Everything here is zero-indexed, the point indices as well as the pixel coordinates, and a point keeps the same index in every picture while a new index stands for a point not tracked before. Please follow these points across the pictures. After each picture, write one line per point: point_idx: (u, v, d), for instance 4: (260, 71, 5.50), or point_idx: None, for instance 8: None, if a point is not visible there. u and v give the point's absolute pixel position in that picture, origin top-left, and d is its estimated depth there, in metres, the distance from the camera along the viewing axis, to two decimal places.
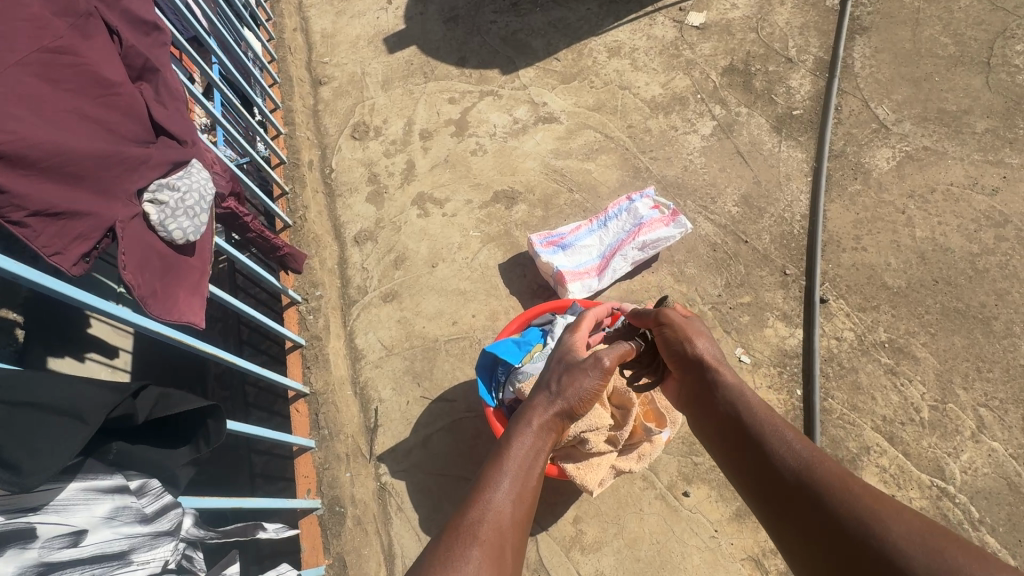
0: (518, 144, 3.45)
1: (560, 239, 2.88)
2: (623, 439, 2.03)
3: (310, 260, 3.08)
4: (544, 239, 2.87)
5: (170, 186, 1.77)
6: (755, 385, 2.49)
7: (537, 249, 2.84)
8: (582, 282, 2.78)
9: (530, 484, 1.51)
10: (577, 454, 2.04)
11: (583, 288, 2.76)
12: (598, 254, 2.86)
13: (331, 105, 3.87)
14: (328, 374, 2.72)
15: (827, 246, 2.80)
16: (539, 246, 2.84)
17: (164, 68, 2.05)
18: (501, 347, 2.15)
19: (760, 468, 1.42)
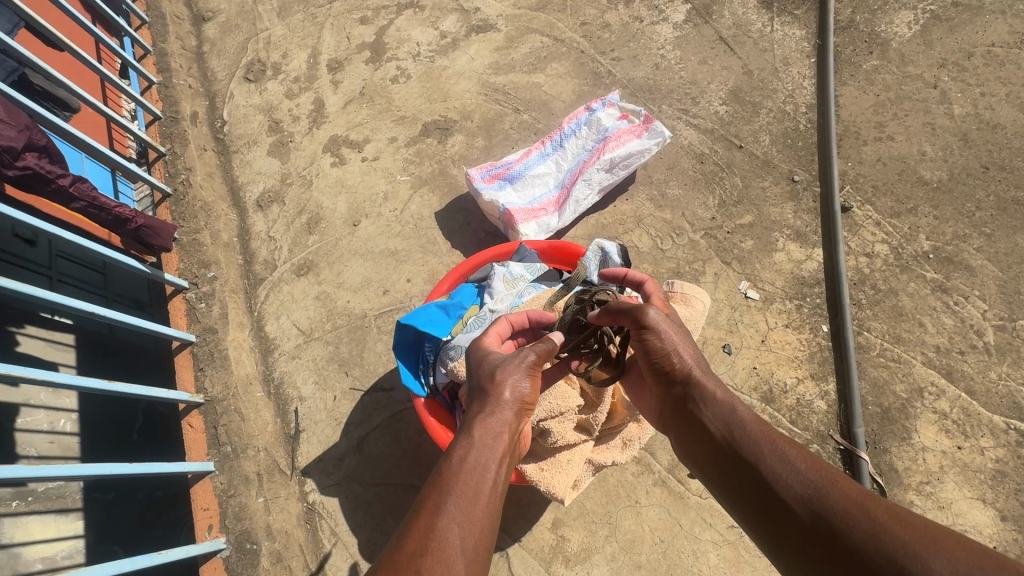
0: (448, 64, 2.77)
1: (505, 170, 2.25)
2: (600, 423, 1.51)
3: (198, 234, 2.42)
4: (486, 172, 2.25)
5: None
6: (768, 326, 1.94)
7: (478, 185, 2.21)
8: (539, 220, 2.17)
9: (481, 504, 1.04)
10: (540, 450, 1.54)
11: (539, 228, 2.15)
12: (556, 184, 2.25)
13: (218, 45, 3.13)
14: (228, 375, 2.12)
15: (843, 139, 2.19)
16: (479, 181, 2.22)
17: None
18: (423, 317, 1.56)
19: (758, 495, 1.04)
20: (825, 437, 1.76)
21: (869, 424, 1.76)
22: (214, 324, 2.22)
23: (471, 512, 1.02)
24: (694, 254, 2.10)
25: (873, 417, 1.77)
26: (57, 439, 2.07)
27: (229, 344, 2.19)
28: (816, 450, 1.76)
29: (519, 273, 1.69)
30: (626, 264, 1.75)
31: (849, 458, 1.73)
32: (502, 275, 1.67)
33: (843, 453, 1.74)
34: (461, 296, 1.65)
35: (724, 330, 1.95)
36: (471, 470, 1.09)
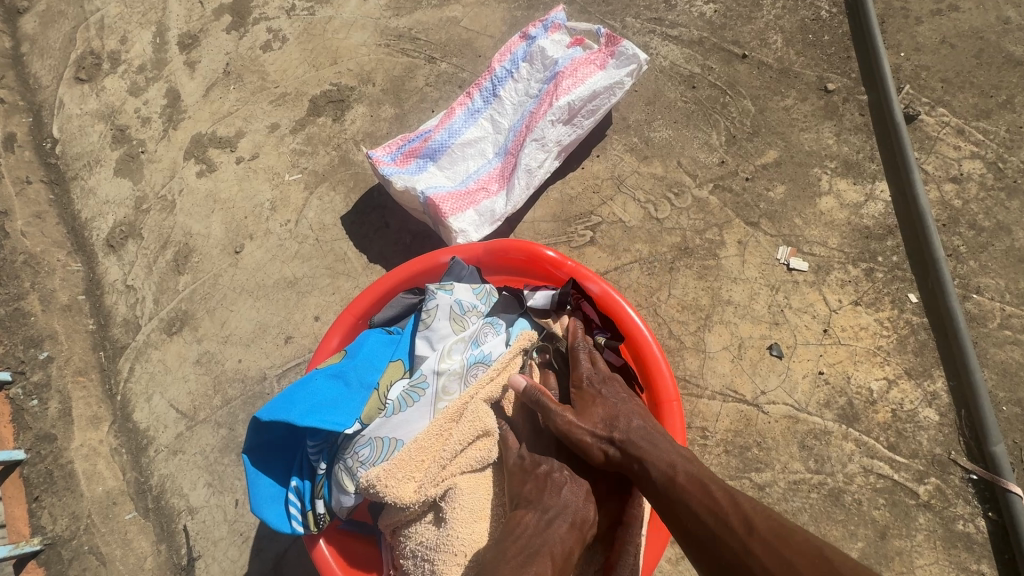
0: (332, 12, 2.04)
1: (426, 142, 1.60)
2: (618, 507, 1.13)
3: (22, 301, 1.74)
4: (400, 152, 1.60)
5: None
6: (830, 308, 1.33)
7: (388, 169, 1.56)
8: (476, 206, 1.50)
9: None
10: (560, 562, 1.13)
11: (480, 219, 1.49)
12: (498, 151, 1.58)
13: (38, 39, 2.36)
14: (77, 501, 1.49)
15: (889, 20, 1.54)
16: (390, 164, 1.58)
17: None
18: (309, 406, 1.04)
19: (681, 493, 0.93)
20: (946, 464, 1.20)
21: (1008, 433, 1.19)
22: (51, 428, 1.57)
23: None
24: (704, 218, 1.48)
25: (1012, 423, 1.20)
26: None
27: (76, 455, 1.55)
28: (936, 486, 1.19)
29: (470, 304, 1.23)
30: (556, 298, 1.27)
31: (989, 491, 1.17)
32: (447, 310, 1.19)
33: (979, 485, 1.17)
34: (368, 357, 1.16)
35: (766, 323, 1.35)
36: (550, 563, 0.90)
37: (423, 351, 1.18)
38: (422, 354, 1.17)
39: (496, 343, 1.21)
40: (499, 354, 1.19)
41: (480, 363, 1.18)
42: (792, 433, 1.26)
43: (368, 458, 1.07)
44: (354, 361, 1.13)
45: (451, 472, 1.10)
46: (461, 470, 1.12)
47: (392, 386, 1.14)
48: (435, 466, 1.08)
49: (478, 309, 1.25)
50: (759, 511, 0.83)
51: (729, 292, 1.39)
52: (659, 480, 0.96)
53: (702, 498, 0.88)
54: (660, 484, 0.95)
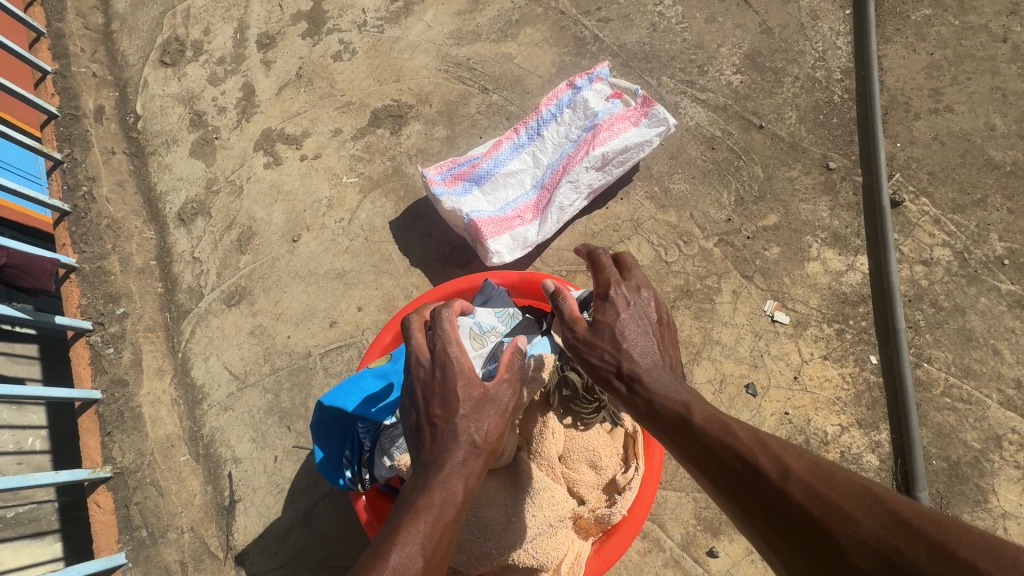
0: (400, 33, 2.27)
1: (474, 166, 1.83)
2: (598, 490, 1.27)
3: (104, 261, 1.99)
4: (451, 172, 1.83)
5: None
6: (802, 359, 1.56)
7: (439, 186, 1.80)
8: (511, 231, 1.74)
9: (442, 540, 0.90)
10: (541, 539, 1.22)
11: (513, 243, 1.73)
12: (536, 184, 1.81)
13: (128, 20, 2.58)
14: (142, 439, 1.75)
15: (890, 114, 1.76)
16: (441, 182, 1.81)
17: None
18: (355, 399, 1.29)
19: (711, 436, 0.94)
20: None
21: (935, 484, 1.42)
22: (124, 375, 1.82)
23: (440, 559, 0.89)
24: (706, 266, 1.70)
25: (938, 475, 1.43)
26: (26, 459, 2.01)
27: (144, 400, 1.80)
28: None
29: (490, 325, 1.41)
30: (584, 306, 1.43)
31: None
32: (467, 330, 1.37)
33: None
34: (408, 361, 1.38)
35: (747, 365, 1.58)
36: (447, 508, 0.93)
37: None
38: None
39: None
40: None
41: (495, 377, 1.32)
42: None
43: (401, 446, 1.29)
44: (396, 364, 1.36)
45: None
46: None
47: None
48: None
49: (497, 330, 1.42)
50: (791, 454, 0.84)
51: (719, 333, 1.62)
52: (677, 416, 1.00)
53: (725, 436, 0.92)
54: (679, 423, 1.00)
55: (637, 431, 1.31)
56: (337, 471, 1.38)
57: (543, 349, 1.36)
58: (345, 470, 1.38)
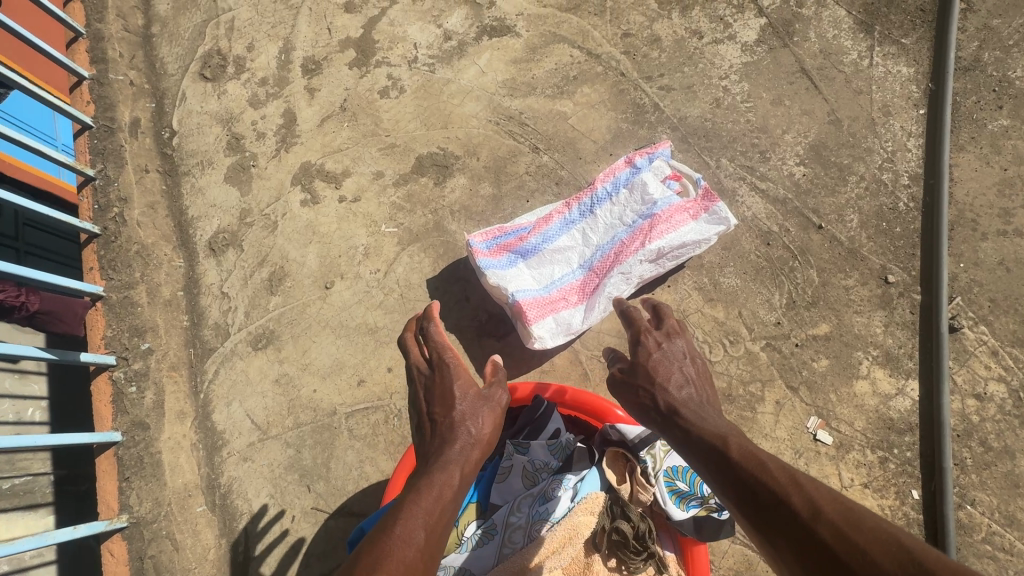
0: (451, 76, 2.19)
1: (521, 238, 1.77)
2: None
3: (132, 291, 1.94)
4: (496, 242, 1.77)
5: None
6: (841, 485, 1.53)
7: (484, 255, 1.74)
8: (554, 314, 1.69)
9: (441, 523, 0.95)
10: None
11: (556, 328, 1.68)
12: (583, 265, 1.75)
13: (170, 25, 2.50)
14: (160, 488, 1.72)
15: (956, 230, 1.70)
16: (486, 252, 1.75)
17: None
18: None
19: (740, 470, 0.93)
20: None
21: None
22: (146, 417, 1.78)
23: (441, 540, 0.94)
24: (751, 371, 1.66)
25: None
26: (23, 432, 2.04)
27: (164, 446, 1.77)
28: None
29: (542, 460, 1.26)
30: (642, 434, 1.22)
31: None
32: (520, 468, 1.25)
33: None
34: None
35: None
36: (445, 492, 0.99)
37: (495, 499, 1.25)
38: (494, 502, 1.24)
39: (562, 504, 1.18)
40: (561, 516, 1.17)
41: (542, 522, 1.17)
42: None
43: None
44: None
45: None
46: None
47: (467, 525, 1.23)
48: None
49: (550, 466, 1.27)
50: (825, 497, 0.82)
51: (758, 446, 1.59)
52: (711, 449, 1.00)
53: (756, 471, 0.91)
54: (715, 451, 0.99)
55: None
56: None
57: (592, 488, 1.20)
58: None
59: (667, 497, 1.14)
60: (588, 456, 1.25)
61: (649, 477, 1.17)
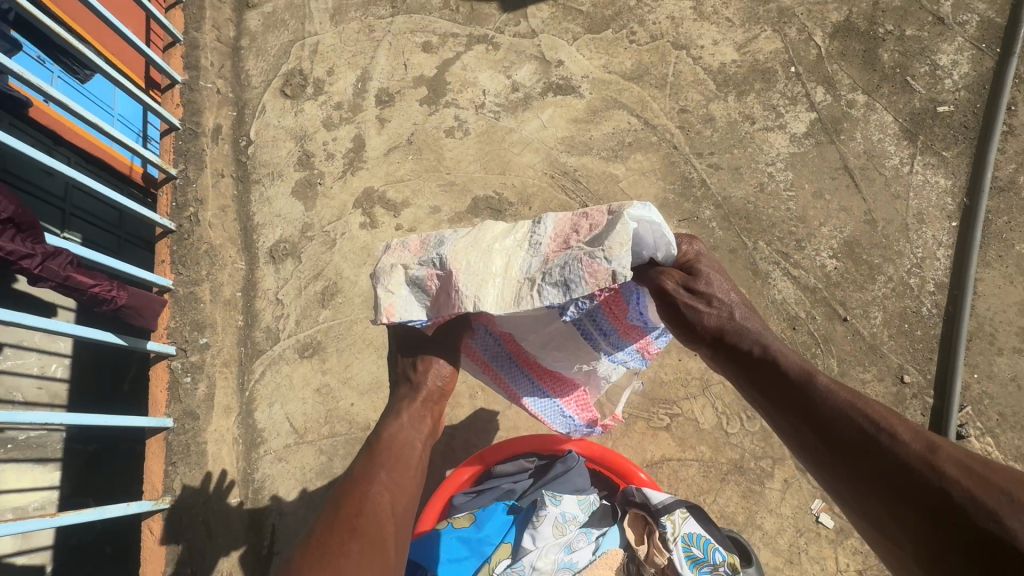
0: (514, 125, 2.35)
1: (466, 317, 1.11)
2: None
3: (196, 288, 2.11)
4: (461, 306, 0.96)
5: None
6: (837, 567, 1.64)
7: (409, 288, 1.05)
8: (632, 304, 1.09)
9: (414, 466, 1.07)
10: None
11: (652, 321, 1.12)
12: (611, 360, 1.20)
13: (258, 41, 2.68)
14: (203, 476, 1.89)
15: (975, 340, 1.81)
16: (409, 275, 1.05)
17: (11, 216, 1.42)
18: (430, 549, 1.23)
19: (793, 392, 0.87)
20: None
21: None
22: (196, 408, 1.94)
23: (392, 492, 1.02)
24: (764, 447, 1.75)
25: None
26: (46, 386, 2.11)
27: (210, 437, 1.93)
28: None
29: (571, 515, 1.25)
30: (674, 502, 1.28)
31: None
32: (552, 517, 1.23)
33: None
34: (493, 528, 1.29)
35: (783, 557, 1.66)
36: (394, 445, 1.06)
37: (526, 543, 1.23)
38: (524, 545, 1.22)
39: (585, 554, 1.22)
40: (584, 567, 1.20)
41: (566, 571, 1.19)
42: None
43: None
44: (481, 532, 1.28)
45: None
46: None
47: (499, 564, 1.23)
48: None
49: (577, 519, 1.26)
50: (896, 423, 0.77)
51: (762, 519, 1.69)
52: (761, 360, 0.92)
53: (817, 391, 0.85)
54: (761, 369, 0.92)
55: None
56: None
57: (611, 543, 1.25)
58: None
59: (683, 563, 1.22)
60: (611, 514, 1.32)
61: (666, 543, 1.23)
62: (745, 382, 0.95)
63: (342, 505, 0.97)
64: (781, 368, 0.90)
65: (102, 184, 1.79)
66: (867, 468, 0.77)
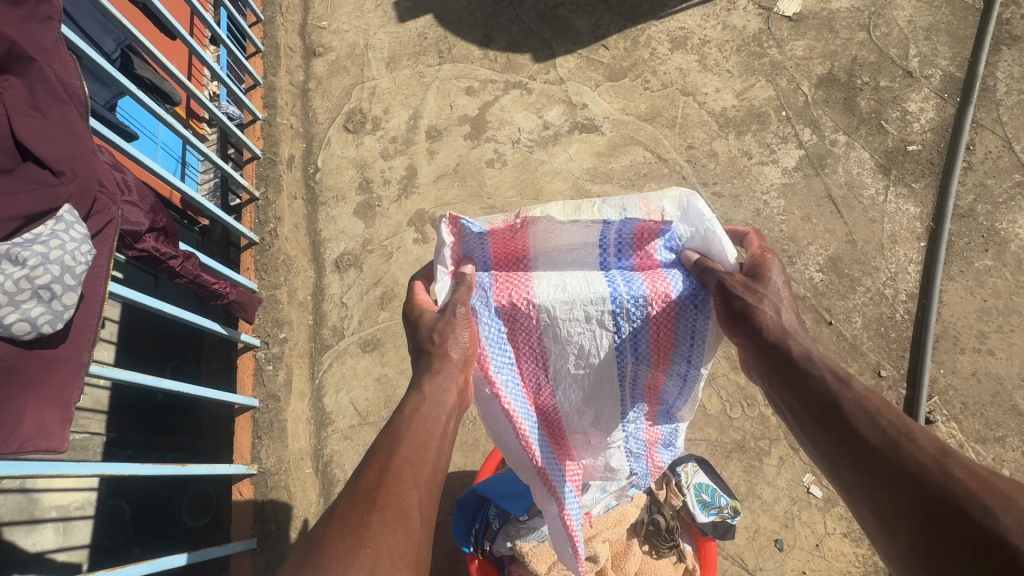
0: (546, 157, 2.74)
1: (512, 294, 1.14)
2: None
3: (276, 290, 2.49)
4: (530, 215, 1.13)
5: (99, 278, 1.48)
6: (825, 531, 1.93)
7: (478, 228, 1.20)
8: (680, 317, 1.14)
9: (439, 439, 1.01)
10: None
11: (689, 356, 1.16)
12: (631, 393, 1.21)
13: (324, 84, 3.12)
14: (284, 447, 2.22)
15: (940, 342, 2.15)
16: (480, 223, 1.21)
17: (164, 224, 1.81)
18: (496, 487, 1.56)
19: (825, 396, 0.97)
20: None
21: None
22: (278, 391, 2.29)
23: (428, 465, 0.98)
24: (762, 430, 2.05)
25: None
26: (90, 392, 2.28)
27: (289, 416, 2.28)
28: None
29: None
30: (685, 458, 1.63)
31: None
32: None
33: None
34: None
35: (779, 522, 1.95)
36: (423, 414, 1.02)
37: None
38: None
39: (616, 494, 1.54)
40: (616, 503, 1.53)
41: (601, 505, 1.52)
42: None
43: (522, 535, 1.51)
44: None
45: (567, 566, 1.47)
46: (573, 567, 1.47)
47: None
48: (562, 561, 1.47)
49: None
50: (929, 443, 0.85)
51: (761, 490, 1.99)
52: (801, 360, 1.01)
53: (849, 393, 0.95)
54: (797, 372, 1.01)
55: (696, 568, 1.54)
56: (467, 538, 1.60)
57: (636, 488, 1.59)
58: (471, 540, 1.59)
59: (695, 506, 1.55)
60: None
61: (681, 488, 1.58)
62: (778, 381, 1.04)
63: (364, 479, 0.93)
64: (816, 373, 0.99)
65: (209, 203, 2.21)
66: (890, 471, 0.86)
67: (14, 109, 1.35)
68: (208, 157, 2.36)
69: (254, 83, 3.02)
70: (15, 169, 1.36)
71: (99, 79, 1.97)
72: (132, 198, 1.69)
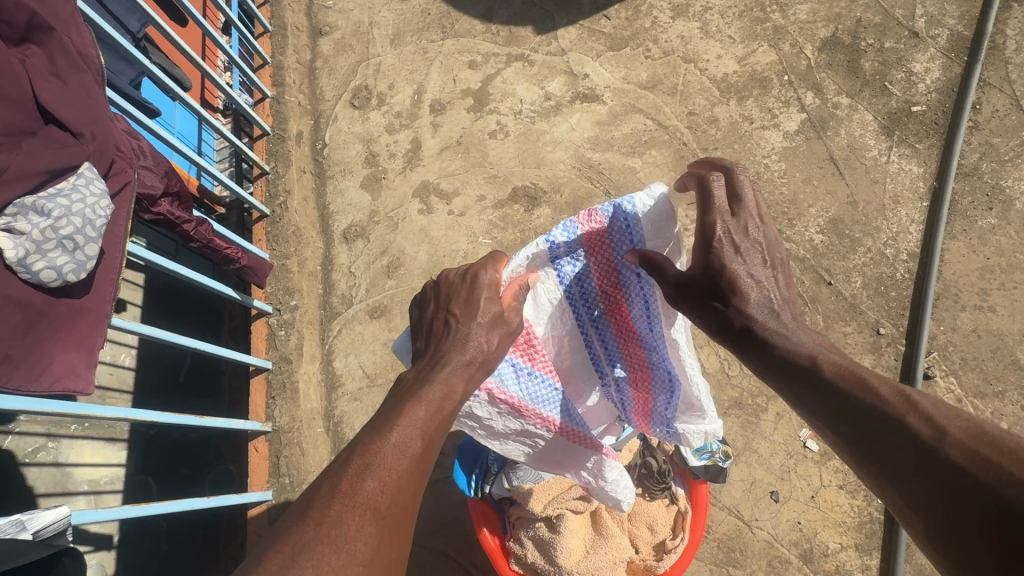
0: (547, 128, 2.77)
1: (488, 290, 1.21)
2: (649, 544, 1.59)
3: (286, 260, 2.63)
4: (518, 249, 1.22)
5: (117, 237, 1.57)
6: (820, 482, 1.97)
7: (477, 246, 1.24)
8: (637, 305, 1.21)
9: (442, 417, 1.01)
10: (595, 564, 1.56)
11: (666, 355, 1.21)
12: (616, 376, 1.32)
13: (330, 62, 3.17)
14: (297, 406, 2.37)
15: (940, 300, 2.16)
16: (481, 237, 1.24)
17: (179, 188, 1.90)
18: None
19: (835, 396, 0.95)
20: None
21: None
22: (290, 355, 2.44)
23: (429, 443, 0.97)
24: (759, 387, 2.08)
25: None
26: (116, 372, 2.39)
27: (301, 377, 2.42)
28: None
29: None
30: None
31: None
32: None
33: None
34: None
35: (775, 475, 1.99)
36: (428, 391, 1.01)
37: None
38: None
39: None
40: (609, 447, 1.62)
41: None
42: (765, 552, 1.92)
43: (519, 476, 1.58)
44: None
45: (561, 503, 1.56)
46: (567, 505, 1.57)
47: None
48: (558, 498, 1.57)
49: None
50: (945, 414, 0.82)
51: (758, 444, 2.03)
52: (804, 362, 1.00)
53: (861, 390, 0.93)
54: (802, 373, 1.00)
55: (688, 509, 1.60)
56: (466, 481, 1.66)
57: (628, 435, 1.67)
58: (472, 484, 1.65)
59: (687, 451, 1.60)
60: None
61: None
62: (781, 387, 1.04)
63: (355, 454, 0.91)
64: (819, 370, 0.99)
65: (223, 174, 2.29)
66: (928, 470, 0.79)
67: (36, 75, 1.43)
68: (222, 131, 2.44)
69: (263, 61, 3.10)
70: (38, 131, 1.42)
71: (122, 56, 2.05)
72: (147, 162, 1.78)
